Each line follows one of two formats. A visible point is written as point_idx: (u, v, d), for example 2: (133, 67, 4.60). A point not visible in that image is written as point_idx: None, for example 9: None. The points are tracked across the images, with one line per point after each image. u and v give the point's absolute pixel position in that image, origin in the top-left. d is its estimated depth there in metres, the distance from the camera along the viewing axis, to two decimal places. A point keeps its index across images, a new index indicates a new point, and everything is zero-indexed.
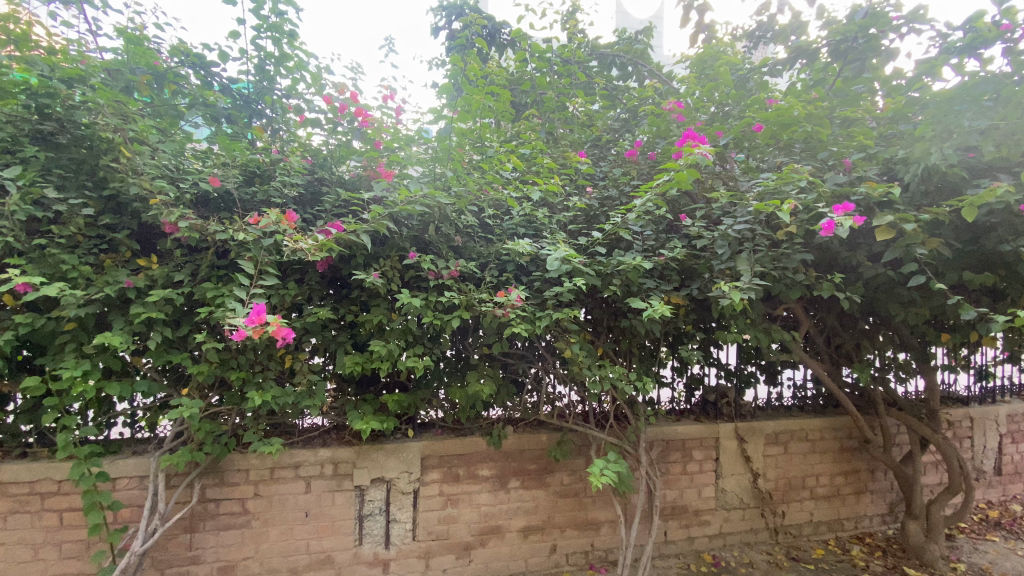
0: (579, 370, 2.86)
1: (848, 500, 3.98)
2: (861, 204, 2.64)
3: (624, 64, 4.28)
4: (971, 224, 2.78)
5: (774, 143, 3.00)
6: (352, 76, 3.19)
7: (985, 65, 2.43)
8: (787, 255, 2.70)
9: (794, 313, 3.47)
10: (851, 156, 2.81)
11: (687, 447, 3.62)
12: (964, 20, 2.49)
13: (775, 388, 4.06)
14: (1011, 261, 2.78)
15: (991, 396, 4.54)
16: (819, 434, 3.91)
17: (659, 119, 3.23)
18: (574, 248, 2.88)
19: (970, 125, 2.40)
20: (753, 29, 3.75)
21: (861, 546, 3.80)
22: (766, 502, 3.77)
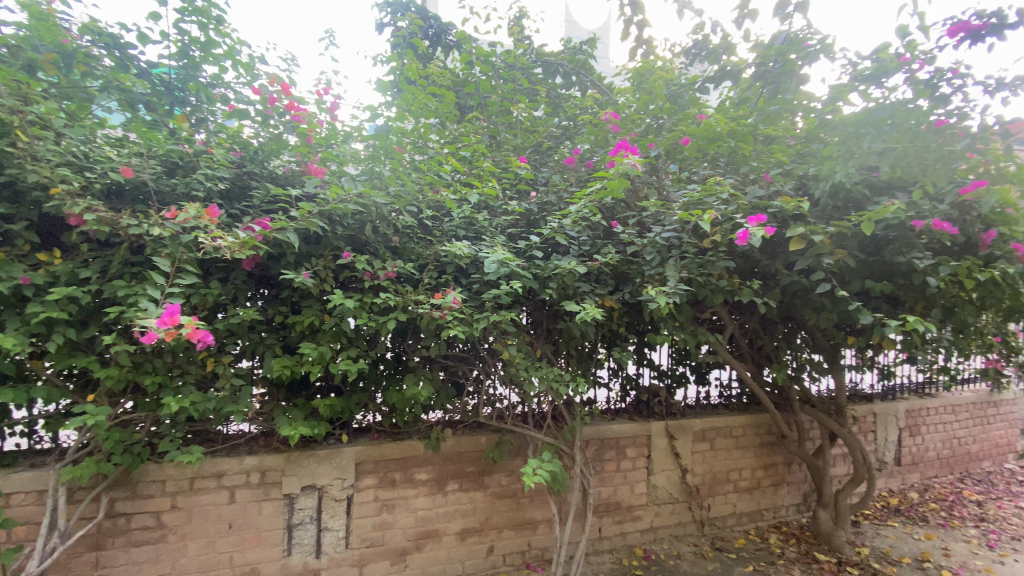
0: (516, 371, 2.89)
1: (768, 491, 4.25)
2: (778, 216, 2.83)
3: (568, 73, 4.37)
4: (873, 237, 3.05)
5: (702, 156, 3.17)
6: (286, 67, 3.09)
7: (891, 92, 2.65)
8: (711, 262, 2.85)
9: (720, 316, 3.67)
10: (769, 171, 3.02)
11: (621, 445, 3.75)
12: (871, 50, 2.74)
13: (704, 387, 4.28)
14: (906, 271, 3.07)
15: (892, 393, 4.99)
16: (742, 430, 4.16)
17: (597, 129, 3.36)
18: (512, 251, 2.91)
19: (869, 147, 2.63)
20: (689, 47, 3.87)
21: (777, 534, 4.07)
22: (693, 496, 3.96)
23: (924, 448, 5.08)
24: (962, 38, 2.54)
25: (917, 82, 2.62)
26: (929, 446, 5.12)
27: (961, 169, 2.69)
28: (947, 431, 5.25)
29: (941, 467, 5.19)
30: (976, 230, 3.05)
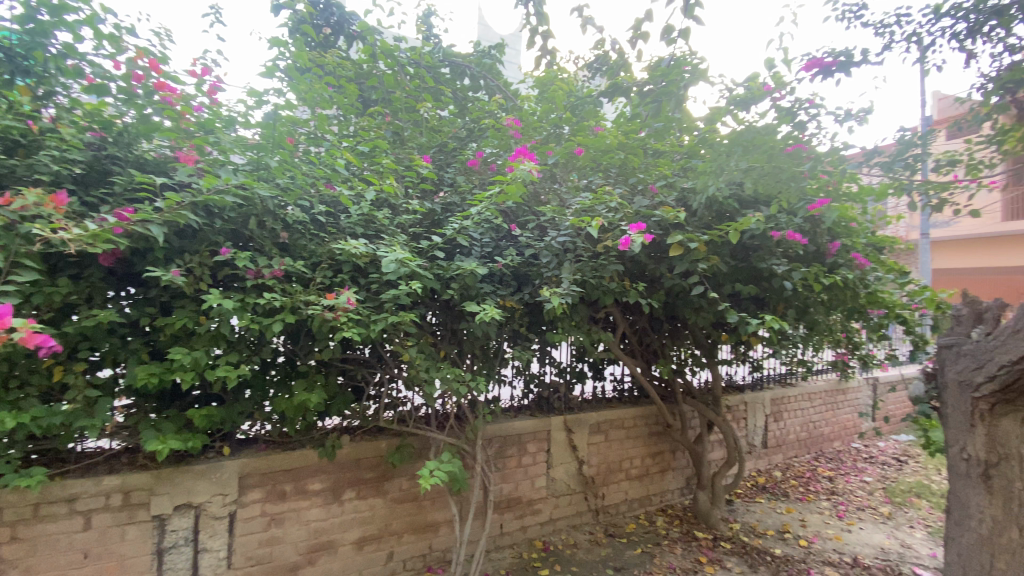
0: (416, 373, 2.84)
1: (656, 477, 4.61)
2: (661, 224, 3.09)
3: (475, 76, 4.33)
4: (742, 245, 3.42)
5: (596, 165, 3.36)
6: (159, 43, 2.77)
7: (758, 117, 2.99)
8: (604, 266, 3.02)
9: (613, 315, 3.91)
10: (654, 183, 3.29)
11: (522, 442, 3.85)
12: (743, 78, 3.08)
13: (600, 382, 4.54)
14: (767, 277, 3.48)
15: (760, 383, 5.64)
16: (633, 422, 4.47)
17: (500, 134, 3.42)
18: (414, 250, 2.85)
19: (735, 166, 2.91)
20: (592, 62, 3.76)
21: (663, 517, 4.42)
22: (589, 486, 4.17)
23: (786, 431, 5.79)
24: (815, 73, 2.99)
25: (777, 110, 2.98)
26: (791, 430, 5.84)
27: (809, 188, 3.09)
28: (805, 416, 6.03)
29: (801, 448, 5.95)
30: (824, 241, 3.53)
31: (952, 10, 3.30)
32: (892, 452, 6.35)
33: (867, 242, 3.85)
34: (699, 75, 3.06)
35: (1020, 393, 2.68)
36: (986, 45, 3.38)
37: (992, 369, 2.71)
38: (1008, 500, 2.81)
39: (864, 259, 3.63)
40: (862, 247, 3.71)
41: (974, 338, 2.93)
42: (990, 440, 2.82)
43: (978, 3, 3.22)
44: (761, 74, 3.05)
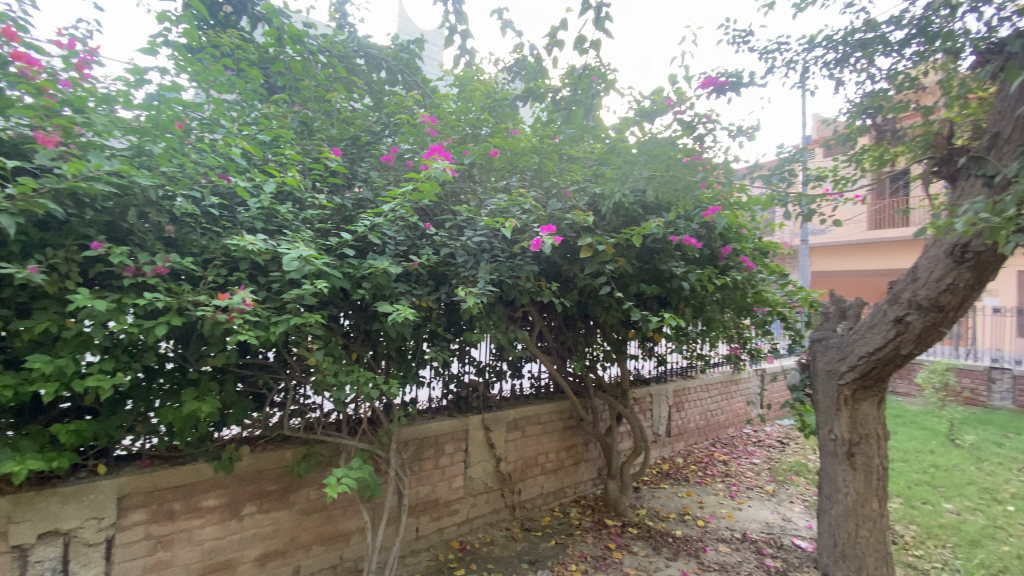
0: (323, 378, 2.70)
1: (570, 470, 4.78)
2: (572, 227, 3.22)
3: (392, 70, 4.20)
4: (646, 248, 3.65)
5: (512, 166, 3.44)
6: (18, 8, 2.40)
7: (663, 128, 3.20)
8: (519, 266, 3.09)
9: (530, 314, 4.00)
10: (567, 187, 3.46)
11: (439, 443, 3.82)
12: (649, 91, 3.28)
13: (518, 380, 4.63)
14: (668, 279, 3.75)
15: (665, 376, 6.06)
16: (548, 417, 4.61)
17: (414, 130, 3.38)
18: (321, 247, 2.72)
19: (638, 175, 3.14)
20: (510, 64, 3.82)
21: (576, 508, 4.60)
22: (506, 483, 4.23)
23: (687, 420, 6.26)
24: (711, 91, 3.26)
25: (679, 122, 3.21)
26: (691, 419, 6.33)
27: (703, 196, 3.36)
28: (703, 406, 6.56)
29: (700, 435, 6.47)
30: (718, 246, 3.85)
31: (824, 40, 3.76)
32: (777, 436, 7.10)
33: (755, 246, 4.26)
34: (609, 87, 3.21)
35: (874, 380, 3.11)
36: (851, 74, 3.88)
37: (853, 359, 3.13)
38: (868, 475, 3.22)
39: (750, 262, 4.02)
40: (749, 251, 4.11)
41: (838, 331, 3.37)
42: (851, 422, 3.23)
43: (845, 36, 3.69)
44: (665, 88, 3.26)
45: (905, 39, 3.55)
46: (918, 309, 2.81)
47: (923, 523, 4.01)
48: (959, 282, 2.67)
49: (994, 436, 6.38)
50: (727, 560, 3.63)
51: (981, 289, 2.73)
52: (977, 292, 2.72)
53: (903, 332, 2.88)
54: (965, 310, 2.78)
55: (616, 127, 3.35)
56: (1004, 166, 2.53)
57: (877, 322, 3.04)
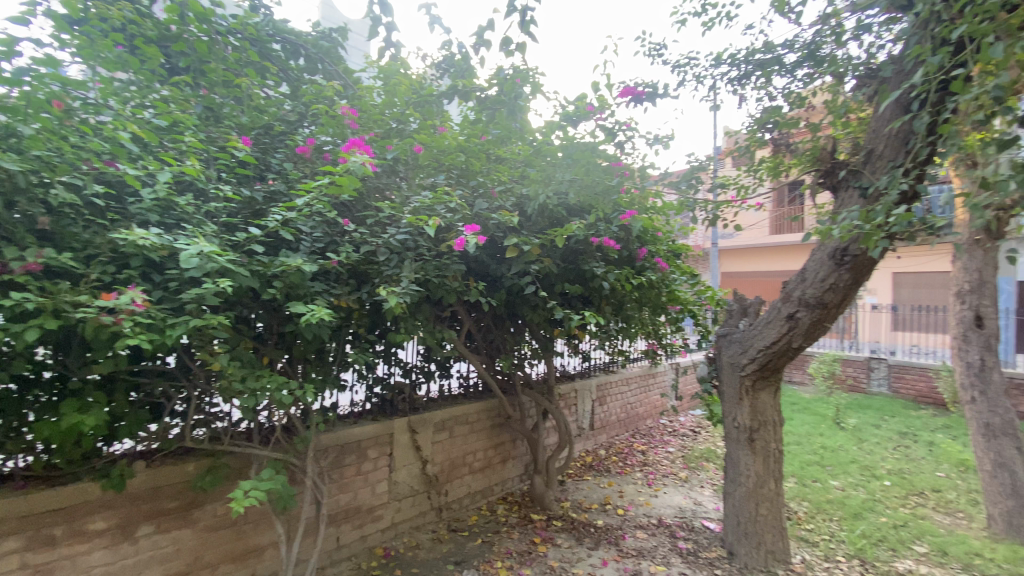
0: (229, 384, 2.50)
1: (497, 468, 4.82)
2: (497, 227, 3.24)
3: (311, 57, 3.90)
4: (570, 249, 3.76)
5: (439, 164, 3.38)
6: None
7: (584, 133, 3.31)
8: (445, 265, 3.06)
9: (458, 313, 3.98)
10: (494, 187, 3.48)
11: (362, 447, 3.69)
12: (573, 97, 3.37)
13: (446, 380, 4.59)
14: (589, 279, 3.88)
15: (588, 371, 6.30)
16: (476, 417, 4.62)
17: (333, 120, 3.18)
18: (227, 243, 2.52)
19: (560, 178, 3.23)
20: (440, 61, 3.71)
21: (503, 505, 4.64)
22: (432, 485, 4.17)
23: (609, 413, 6.53)
24: (629, 100, 3.42)
25: (599, 128, 3.33)
26: (613, 412, 6.61)
27: (619, 200, 3.52)
28: (624, 399, 6.88)
29: (621, 427, 6.77)
30: (635, 247, 4.05)
31: (729, 58, 4.06)
32: (689, 424, 7.60)
33: (669, 248, 4.52)
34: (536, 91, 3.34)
35: (771, 371, 3.41)
36: (752, 91, 4.23)
37: (753, 353, 3.41)
38: (766, 457, 3.51)
39: (664, 263, 4.27)
40: (663, 252, 4.36)
41: (741, 327, 3.67)
42: (752, 410, 3.53)
43: (747, 56, 4.02)
44: (588, 95, 3.36)
45: (797, 61, 3.92)
46: (807, 306, 3.13)
47: (813, 500, 4.46)
48: (840, 282, 3.01)
49: (869, 418, 7.25)
50: (644, 546, 3.82)
51: (858, 288, 3.09)
52: (854, 291, 3.06)
53: (794, 327, 3.19)
54: (845, 307, 3.12)
55: (542, 130, 3.44)
56: (876, 179, 2.84)
57: (773, 318, 3.33)
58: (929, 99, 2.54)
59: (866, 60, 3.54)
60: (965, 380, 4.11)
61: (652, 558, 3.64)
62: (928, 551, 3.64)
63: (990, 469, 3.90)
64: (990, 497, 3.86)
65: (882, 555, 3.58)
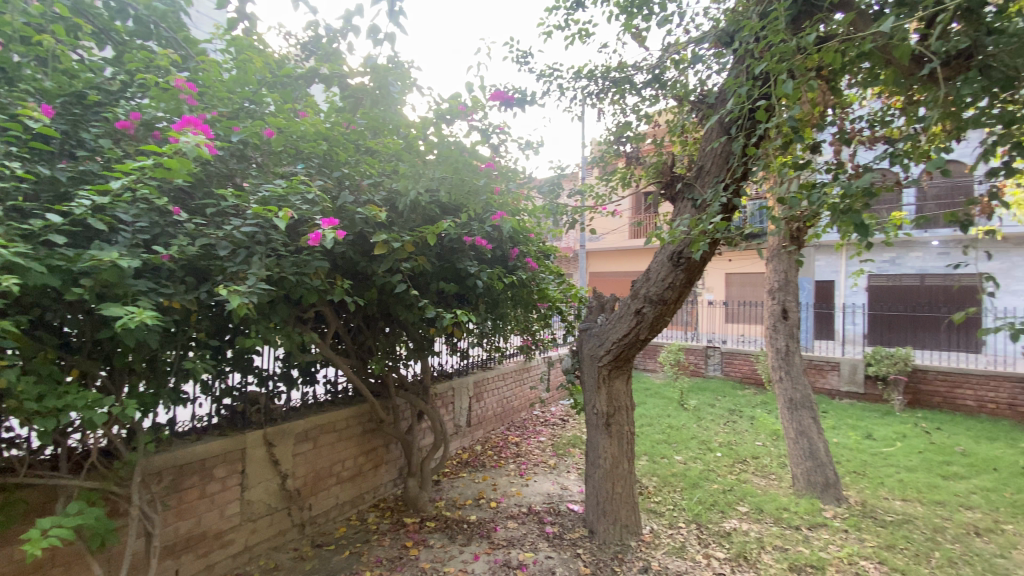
0: (19, 404, 2.05)
1: (368, 474, 4.63)
2: (362, 222, 3.09)
3: (142, 19, 3.09)
4: (444, 247, 3.73)
5: (297, 152, 3.17)
6: None
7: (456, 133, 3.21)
8: (304, 262, 2.84)
9: (323, 314, 3.73)
10: (362, 180, 3.31)
11: (206, 467, 3.29)
12: (447, 95, 3.31)
13: (310, 387, 4.28)
14: (462, 277, 3.89)
15: (466, 369, 6.34)
16: (344, 423, 4.38)
17: (164, 94, 2.75)
18: (14, 232, 2.07)
19: (429, 175, 3.18)
20: (305, 42, 3.45)
21: (374, 512, 4.47)
22: (293, 500, 3.86)
23: (486, 409, 6.65)
24: (499, 104, 3.49)
25: (471, 128, 3.32)
26: (489, 407, 6.74)
27: (489, 201, 3.59)
28: (500, 394, 7.06)
29: (497, 421, 6.93)
30: (507, 247, 4.15)
31: (588, 73, 4.37)
32: (559, 414, 8.06)
33: (540, 249, 4.72)
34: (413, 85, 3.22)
35: (624, 361, 3.75)
36: (609, 105, 4.60)
37: (610, 345, 3.72)
38: (620, 440, 3.85)
39: (534, 262, 4.44)
40: (534, 253, 4.53)
41: (600, 322, 3.97)
42: (609, 398, 3.84)
43: (604, 72, 4.36)
44: (462, 95, 3.33)
45: (644, 82, 4.35)
46: (651, 302, 3.50)
47: (661, 474, 5.01)
48: (677, 281, 3.41)
49: (707, 398, 8.36)
50: (514, 535, 3.95)
51: (692, 287, 3.52)
52: (689, 289, 3.49)
53: (642, 321, 3.55)
54: (682, 302, 3.54)
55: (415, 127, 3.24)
56: (705, 192, 3.28)
57: (625, 314, 3.67)
58: (743, 124, 2.99)
59: (700, 86, 4.05)
60: (775, 362, 4.91)
61: (521, 546, 3.78)
62: (749, 509, 4.30)
63: (793, 436, 4.72)
64: (795, 460, 4.66)
65: (713, 517, 4.14)
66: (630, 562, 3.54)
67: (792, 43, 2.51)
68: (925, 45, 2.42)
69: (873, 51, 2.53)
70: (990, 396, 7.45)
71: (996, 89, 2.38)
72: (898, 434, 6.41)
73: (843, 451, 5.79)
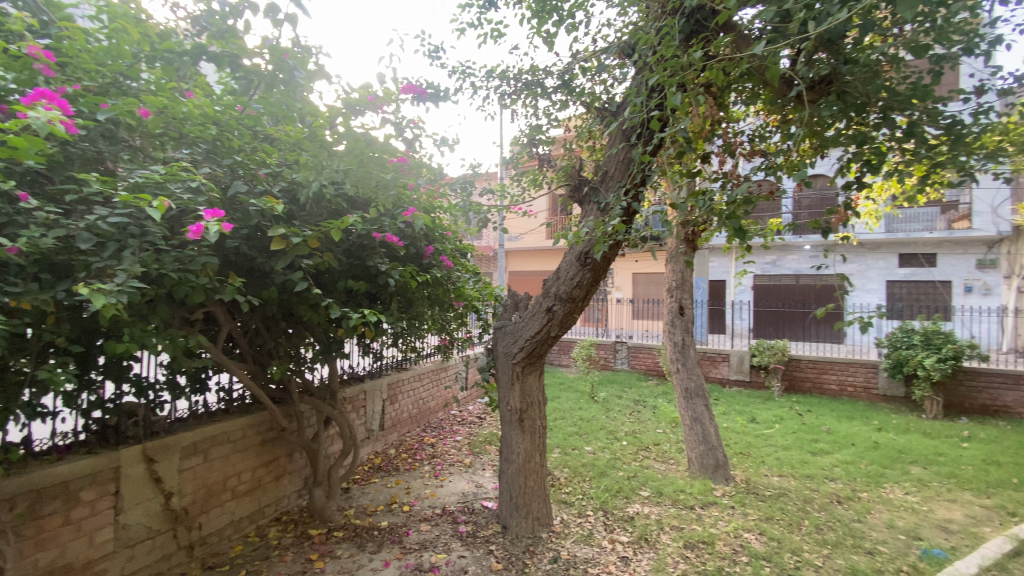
0: None
1: (269, 487, 4.32)
2: (258, 215, 2.87)
3: None
4: (351, 244, 3.57)
5: (182, 136, 2.88)
6: None
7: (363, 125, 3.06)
8: (189, 258, 2.58)
9: (214, 316, 3.42)
10: (258, 170, 3.09)
11: (71, 490, 2.88)
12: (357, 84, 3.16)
13: (200, 396, 3.91)
14: (372, 275, 3.75)
15: (380, 371, 6.14)
16: (240, 433, 4.04)
17: (12, 60, 2.35)
18: None
19: (332, 166, 3.03)
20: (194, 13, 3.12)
21: (276, 526, 4.19)
22: (180, 520, 3.51)
23: (401, 411, 6.49)
24: (412, 97, 3.40)
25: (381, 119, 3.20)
26: (404, 409, 6.59)
27: (400, 196, 3.50)
28: (415, 395, 6.93)
29: (412, 423, 6.79)
30: (422, 244, 4.06)
31: (501, 74, 4.41)
32: (477, 412, 8.09)
33: (456, 248, 4.70)
34: (319, 72, 3.05)
35: (536, 358, 3.83)
36: (522, 107, 4.68)
37: (523, 343, 3.78)
38: (533, 435, 3.93)
39: (449, 260, 4.39)
40: (449, 251, 4.48)
41: (513, 320, 4.02)
42: (521, 395, 3.91)
43: (516, 74, 4.42)
44: (373, 86, 3.19)
45: (555, 87, 4.49)
46: (560, 300, 3.61)
47: (572, 465, 5.20)
48: (584, 280, 3.55)
49: (615, 391, 8.82)
50: (426, 538, 3.89)
51: (599, 285, 3.68)
52: (596, 287, 3.64)
53: (552, 319, 3.65)
54: (589, 301, 3.69)
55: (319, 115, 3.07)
56: (608, 195, 3.44)
57: (537, 311, 3.75)
58: (641, 133, 3.18)
59: (606, 94, 4.24)
60: (673, 356, 5.28)
61: (434, 548, 3.73)
62: (650, 493, 4.59)
63: (689, 422, 5.11)
64: (690, 444, 5.05)
65: (619, 503, 4.37)
66: (541, 553, 3.62)
67: (682, 58, 2.71)
68: (794, 70, 2.71)
69: (752, 71, 2.79)
70: (849, 379, 8.56)
71: (850, 113, 2.74)
72: (777, 417, 7.18)
73: (732, 434, 6.37)
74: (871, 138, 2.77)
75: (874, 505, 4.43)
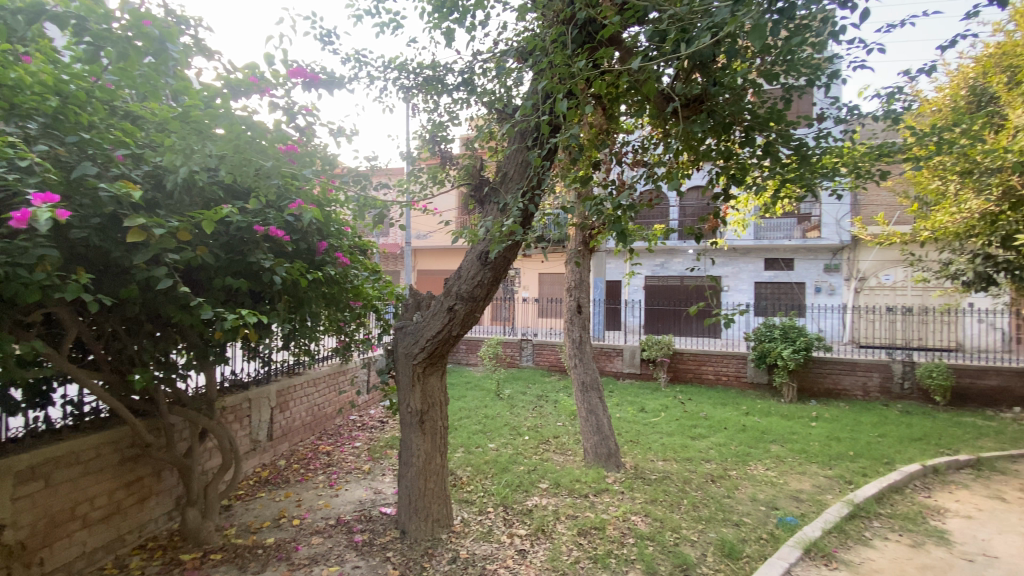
0: None
1: (130, 511, 3.81)
2: (111, 202, 2.51)
3: None
4: (229, 238, 3.26)
5: (12, 106, 2.44)
6: None
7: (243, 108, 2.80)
8: (19, 250, 2.19)
9: (57, 317, 2.95)
10: (114, 151, 2.70)
11: None
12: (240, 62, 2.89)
13: (40, 411, 3.36)
14: (255, 273, 3.45)
15: (267, 377, 5.68)
16: (94, 452, 3.53)
17: None
18: None
19: (205, 151, 2.72)
20: None
21: (140, 555, 3.70)
22: (15, 557, 2.98)
23: (292, 420, 6.07)
24: (302, 81, 3.19)
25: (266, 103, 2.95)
26: (296, 417, 6.17)
27: (286, 188, 3.25)
28: (309, 401, 6.52)
29: (305, 431, 6.38)
30: (314, 240, 3.82)
31: (400, 67, 4.31)
32: (378, 416, 7.83)
33: (352, 244, 4.49)
34: (195, 46, 2.75)
35: (437, 358, 3.78)
36: (422, 102, 4.60)
37: (423, 343, 3.71)
38: (433, 436, 3.87)
39: (344, 256, 4.17)
40: (345, 247, 4.27)
41: (413, 319, 3.94)
42: (422, 396, 3.83)
43: (416, 69, 4.35)
44: (258, 66, 2.95)
45: (455, 85, 4.47)
46: (460, 299, 3.60)
47: (475, 464, 5.21)
48: (484, 279, 3.57)
49: (519, 387, 9.02)
50: (317, 551, 3.67)
51: (498, 285, 3.73)
52: (495, 287, 3.68)
53: (452, 319, 3.63)
54: (489, 300, 3.73)
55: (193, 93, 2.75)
56: (506, 196, 3.50)
57: (437, 311, 3.70)
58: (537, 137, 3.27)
59: (506, 96, 4.32)
60: (571, 352, 5.51)
61: (326, 561, 3.54)
62: (548, 485, 4.75)
63: (584, 414, 5.35)
64: (586, 435, 5.30)
65: (518, 497, 4.47)
66: (439, 555, 3.58)
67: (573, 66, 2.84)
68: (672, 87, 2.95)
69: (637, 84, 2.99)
70: (724, 370, 9.53)
71: (719, 131, 3.04)
72: (663, 406, 7.80)
73: (624, 424, 6.80)
74: (735, 153, 3.10)
75: (741, 481, 4.98)
